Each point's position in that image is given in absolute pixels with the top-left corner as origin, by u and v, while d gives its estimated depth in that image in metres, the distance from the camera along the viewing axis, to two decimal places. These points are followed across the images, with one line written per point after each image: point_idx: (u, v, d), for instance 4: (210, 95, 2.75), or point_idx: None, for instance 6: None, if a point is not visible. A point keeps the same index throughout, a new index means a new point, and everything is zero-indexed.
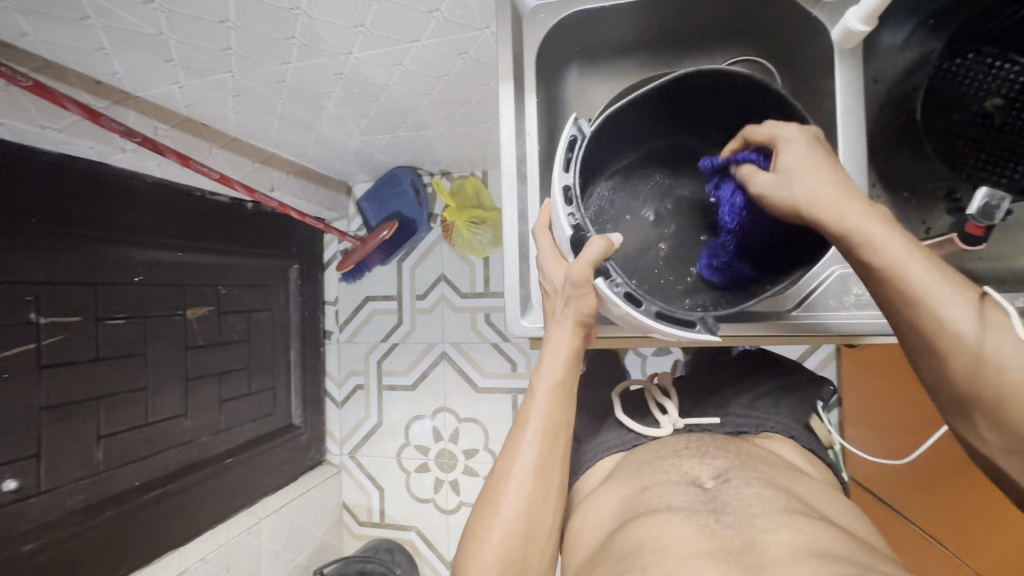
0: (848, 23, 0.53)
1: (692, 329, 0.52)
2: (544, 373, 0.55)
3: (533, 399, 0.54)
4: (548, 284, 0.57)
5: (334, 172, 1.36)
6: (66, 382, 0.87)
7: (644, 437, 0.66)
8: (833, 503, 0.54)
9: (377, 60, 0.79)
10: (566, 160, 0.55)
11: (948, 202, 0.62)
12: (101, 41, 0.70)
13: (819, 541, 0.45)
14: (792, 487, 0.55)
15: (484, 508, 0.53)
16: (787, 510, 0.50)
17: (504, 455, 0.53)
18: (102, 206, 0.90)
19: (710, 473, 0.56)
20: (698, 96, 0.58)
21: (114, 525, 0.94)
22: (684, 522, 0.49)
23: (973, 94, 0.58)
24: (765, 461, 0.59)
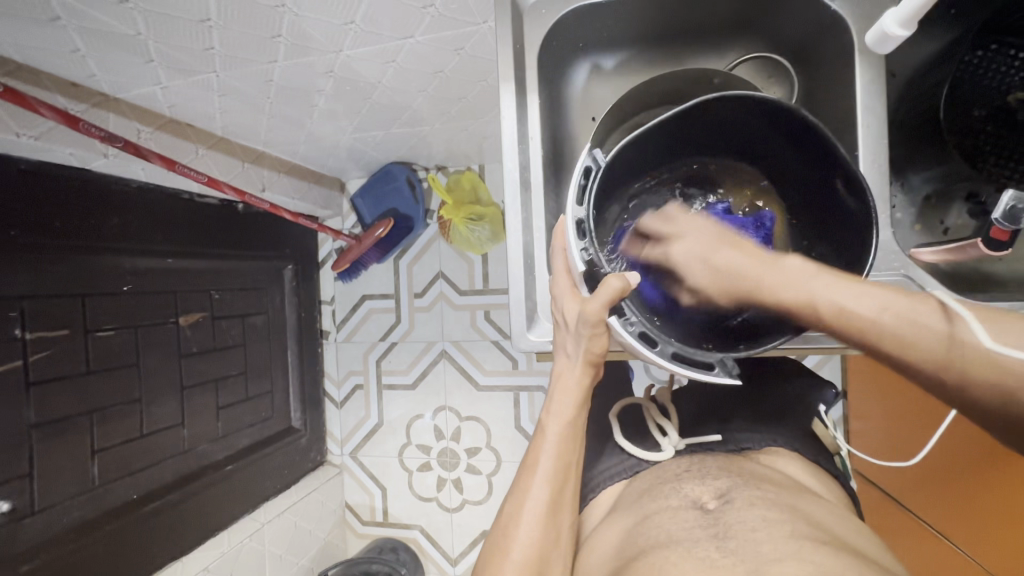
0: (885, 26, 0.49)
1: (711, 371, 0.50)
2: (554, 413, 0.56)
3: (544, 440, 0.56)
4: (559, 314, 0.56)
5: (326, 169, 1.32)
6: (56, 399, 0.84)
7: (647, 462, 0.65)
8: (841, 520, 0.53)
9: (368, 57, 0.76)
10: (579, 191, 0.52)
11: (970, 203, 0.59)
12: (75, 42, 0.66)
13: (830, 565, 0.42)
14: (799, 505, 0.53)
15: (494, 546, 0.55)
16: (794, 535, 0.47)
17: (515, 492, 0.56)
18: (84, 215, 0.87)
19: (712, 494, 0.55)
20: (721, 117, 0.53)
21: (114, 539, 0.92)
22: (684, 560, 0.47)
23: (995, 87, 0.57)
24: (769, 480, 0.57)
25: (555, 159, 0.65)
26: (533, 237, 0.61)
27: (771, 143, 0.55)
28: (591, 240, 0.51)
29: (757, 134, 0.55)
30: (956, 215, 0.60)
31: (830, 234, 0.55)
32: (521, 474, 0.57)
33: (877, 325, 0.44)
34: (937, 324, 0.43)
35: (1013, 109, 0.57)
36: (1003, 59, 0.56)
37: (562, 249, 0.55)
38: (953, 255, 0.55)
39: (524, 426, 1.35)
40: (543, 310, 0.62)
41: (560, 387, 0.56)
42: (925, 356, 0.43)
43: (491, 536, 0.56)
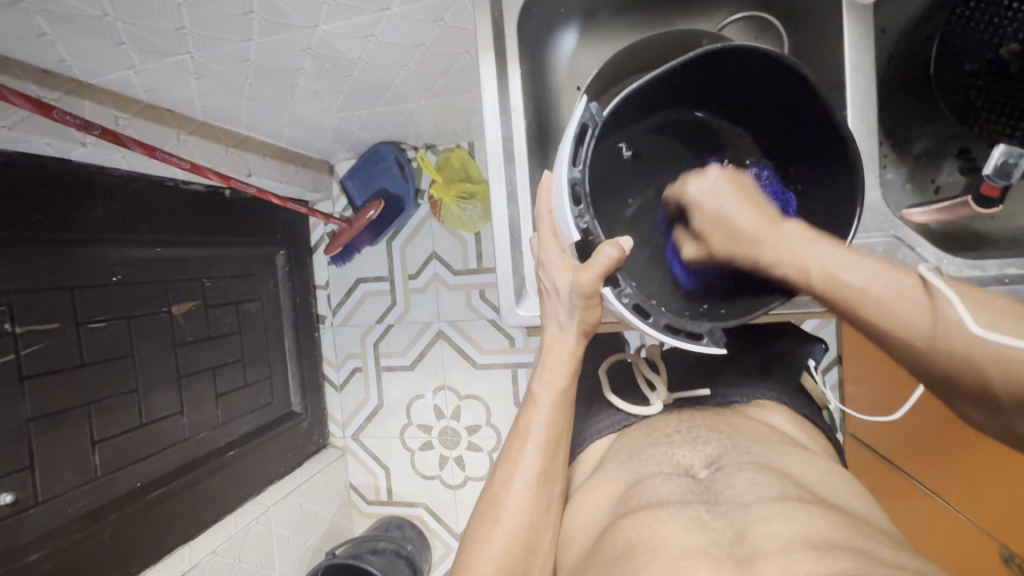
0: None
1: (700, 342, 0.51)
2: (545, 382, 0.56)
3: (536, 409, 0.55)
4: (549, 283, 0.55)
5: (313, 151, 1.30)
6: (52, 392, 0.85)
7: (634, 416, 0.65)
8: (830, 478, 0.53)
9: (345, 32, 0.73)
10: (574, 152, 0.50)
11: (960, 159, 0.59)
12: (41, 27, 0.64)
13: (817, 530, 0.44)
14: (788, 468, 0.53)
15: (485, 517, 0.54)
16: (784, 497, 0.48)
17: (505, 462, 0.56)
18: (68, 206, 0.85)
19: (703, 463, 0.56)
20: (708, 68, 0.52)
21: (120, 527, 0.94)
22: (675, 519, 0.48)
23: (988, 39, 0.54)
24: (759, 439, 0.58)
25: (540, 129, 0.64)
26: (519, 210, 0.61)
27: (759, 91, 0.54)
28: (588, 207, 0.50)
29: (743, 85, 0.54)
30: (948, 174, 0.59)
31: (820, 191, 0.53)
32: (511, 442, 0.56)
33: (866, 294, 0.45)
34: (918, 297, 0.44)
35: (1007, 61, 0.54)
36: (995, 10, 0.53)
37: (550, 212, 0.54)
38: (944, 216, 0.55)
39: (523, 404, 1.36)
40: (530, 283, 0.62)
41: (552, 357, 0.56)
42: (907, 328, 0.43)
43: (481, 504, 0.56)
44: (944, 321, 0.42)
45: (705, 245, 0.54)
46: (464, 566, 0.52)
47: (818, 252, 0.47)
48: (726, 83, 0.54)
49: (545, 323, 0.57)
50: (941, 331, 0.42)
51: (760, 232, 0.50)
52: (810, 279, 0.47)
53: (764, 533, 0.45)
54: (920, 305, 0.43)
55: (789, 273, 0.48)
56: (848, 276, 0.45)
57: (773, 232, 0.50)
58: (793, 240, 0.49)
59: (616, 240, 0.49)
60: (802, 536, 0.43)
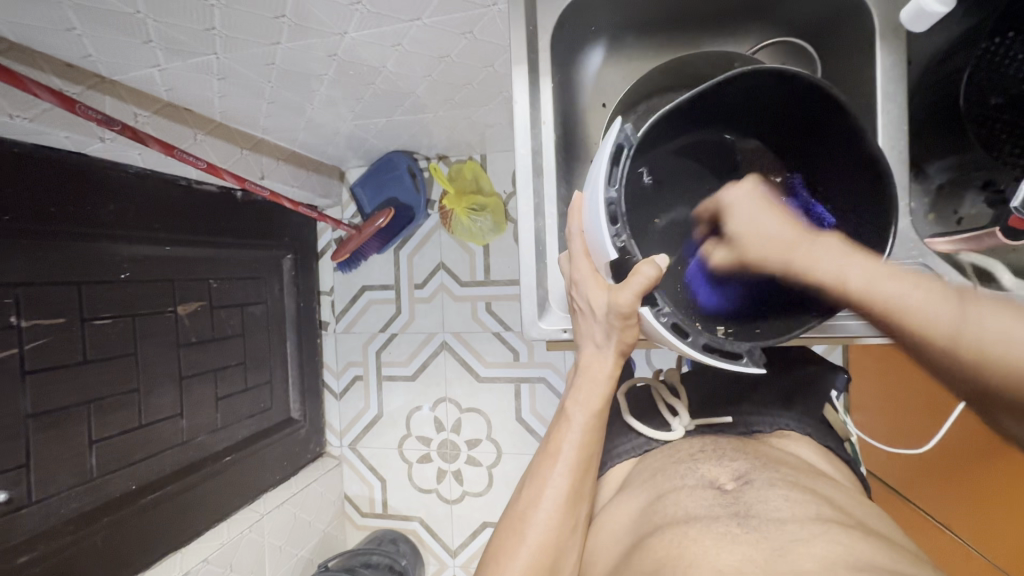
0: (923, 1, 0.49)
1: (738, 361, 0.50)
2: (580, 403, 0.55)
3: (569, 428, 0.55)
4: (584, 304, 0.54)
5: (326, 158, 1.30)
6: (53, 388, 0.83)
7: (657, 441, 0.64)
8: (857, 503, 0.53)
9: (371, 39, 0.73)
10: (610, 172, 0.51)
11: (988, 191, 0.58)
12: (71, 21, 0.64)
13: (855, 551, 0.43)
14: (817, 488, 0.53)
15: (510, 534, 0.54)
16: (819, 515, 0.48)
17: (533, 479, 0.55)
18: (79, 200, 0.85)
19: (730, 475, 0.55)
20: (749, 94, 0.53)
21: (113, 530, 0.91)
22: (704, 536, 0.48)
23: (1013, 73, 0.53)
24: (785, 463, 0.57)
25: (565, 143, 0.64)
26: (546, 223, 0.61)
27: (795, 116, 0.54)
28: (625, 226, 0.49)
29: (781, 113, 0.55)
30: (972, 205, 0.59)
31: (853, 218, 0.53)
32: (539, 459, 0.56)
33: (903, 302, 0.44)
34: (948, 303, 0.42)
35: None
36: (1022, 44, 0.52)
37: (581, 233, 0.54)
38: (972, 246, 0.56)
39: (525, 418, 1.34)
40: (555, 298, 0.61)
41: (588, 378, 0.55)
42: (933, 330, 0.41)
43: (505, 519, 0.56)
44: (967, 323, 0.40)
45: (736, 253, 0.55)
46: None
47: (852, 260, 0.49)
48: (763, 103, 0.54)
49: (579, 345, 0.57)
50: (966, 332, 0.39)
51: (799, 243, 0.52)
52: (850, 288, 0.48)
53: (803, 553, 0.43)
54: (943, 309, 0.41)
55: (824, 277, 0.50)
56: (897, 287, 0.45)
57: (808, 240, 0.52)
58: (827, 249, 0.51)
59: (651, 258, 0.49)
60: (840, 558, 0.42)
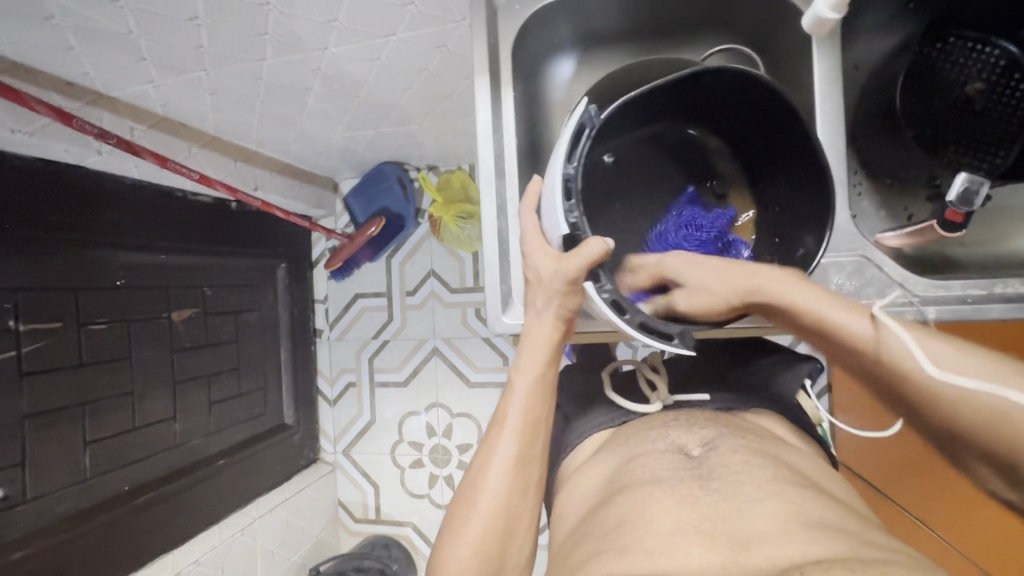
0: (818, 11, 0.53)
1: (670, 342, 0.53)
2: (523, 368, 0.57)
3: (512, 394, 0.57)
4: (533, 273, 0.57)
5: (319, 169, 1.34)
6: (49, 390, 0.86)
7: (633, 414, 0.67)
8: (818, 470, 0.56)
9: (350, 54, 0.77)
10: (570, 151, 0.53)
11: (930, 187, 0.62)
12: (69, 41, 0.68)
13: (810, 511, 0.47)
14: (780, 455, 0.56)
15: (463, 502, 0.55)
16: (777, 480, 0.51)
17: (483, 446, 0.57)
18: (78, 210, 0.89)
19: (697, 441, 0.57)
20: (705, 91, 0.56)
21: (105, 530, 0.94)
22: (668, 497, 0.51)
23: (956, 78, 0.60)
24: (753, 431, 0.60)
25: (529, 147, 0.67)
26: (508, 223, 0.64)
27: (741, 114, 0.58)
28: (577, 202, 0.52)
29: (735, 111, 0.58)
30: (919, 201, 0.63)
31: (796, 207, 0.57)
32: (487, 428, 0.58)
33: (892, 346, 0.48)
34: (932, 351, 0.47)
35: (971, 99, 0.60)
36: (959, 52, 0.60)
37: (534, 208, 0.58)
38: (914, 240, 0.57)
39: None
40: (518, 294, 0.64)
41: (529, 345, 0.57)
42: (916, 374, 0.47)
43: (459, 490, 0.57)
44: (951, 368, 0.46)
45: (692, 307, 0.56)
46: (444, 554, 0.53)
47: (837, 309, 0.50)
48: (717, 101, 0.58)
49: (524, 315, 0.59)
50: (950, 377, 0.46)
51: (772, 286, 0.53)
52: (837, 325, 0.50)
53: (758, 516, 0.47)
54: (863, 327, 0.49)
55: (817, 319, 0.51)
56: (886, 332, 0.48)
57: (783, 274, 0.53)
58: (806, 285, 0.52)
59: (601, 236, 0.51)
60: (794, 516, 0.46)
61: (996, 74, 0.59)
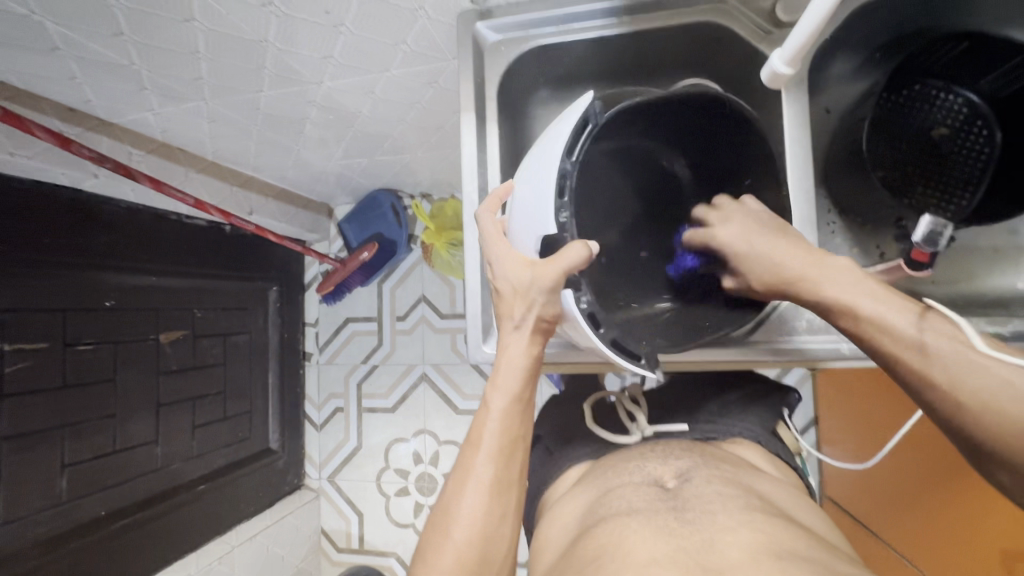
0: (774, 65, 0.53)
1: (637, 362, 0.53)
2: (500, 386, 0.54)
3: (489, 414, 0.54)
4: (505, 283, 0.54)
5: (314, 195, 1.37)
6: (29, 411, 0.85)
7: (614, 444, 0.68)
8: (793, 499, 0.57)
9: (345, 88, 0.80)
10: (570, 144, 0.53)
11: (897, 227, 0.65)
12: (72, 71, 0.71)
13: (776, 538, 0.47)
14: (754, 487, 0.56)
15: (436, 530, 0.52)
16: (747, 508, 0.51)
17: (457, 471, 0.53)
18: (72, 232, 0.90)
19: (673, 473, 0.58)
20: (684, 120, 0.59)
21: (78, 556, 0.92)
22: (643, 524, 0.51)
23: (924, 122, 0.63)
24: (726, 461, 0.61)
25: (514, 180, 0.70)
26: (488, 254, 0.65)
27: (708, 138, 0.60)
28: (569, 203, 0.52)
29: (708, 143, 0.62)
30: (888, 241, 0.65)
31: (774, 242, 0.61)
32: (461, 449, 0.55)
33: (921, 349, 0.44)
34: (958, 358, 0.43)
35: (937, 143, 0.63)
36: (924, 99, 0.63)
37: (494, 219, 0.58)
38: (887, 278, 0.59)
39: None
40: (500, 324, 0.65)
41: (506, 360, 0.54)
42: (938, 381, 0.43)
43: (431, 518, 0.54)
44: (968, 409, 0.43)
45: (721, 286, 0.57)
46: None
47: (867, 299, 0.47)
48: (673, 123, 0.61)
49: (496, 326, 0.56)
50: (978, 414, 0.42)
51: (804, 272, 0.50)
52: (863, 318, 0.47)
53: (727, 542, 0.47)
54: (907, 324, 0.45)
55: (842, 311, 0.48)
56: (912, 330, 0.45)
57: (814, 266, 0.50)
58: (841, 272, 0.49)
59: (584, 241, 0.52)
60: (763, 542, 0.46)
61: (958, 122, 0.63)
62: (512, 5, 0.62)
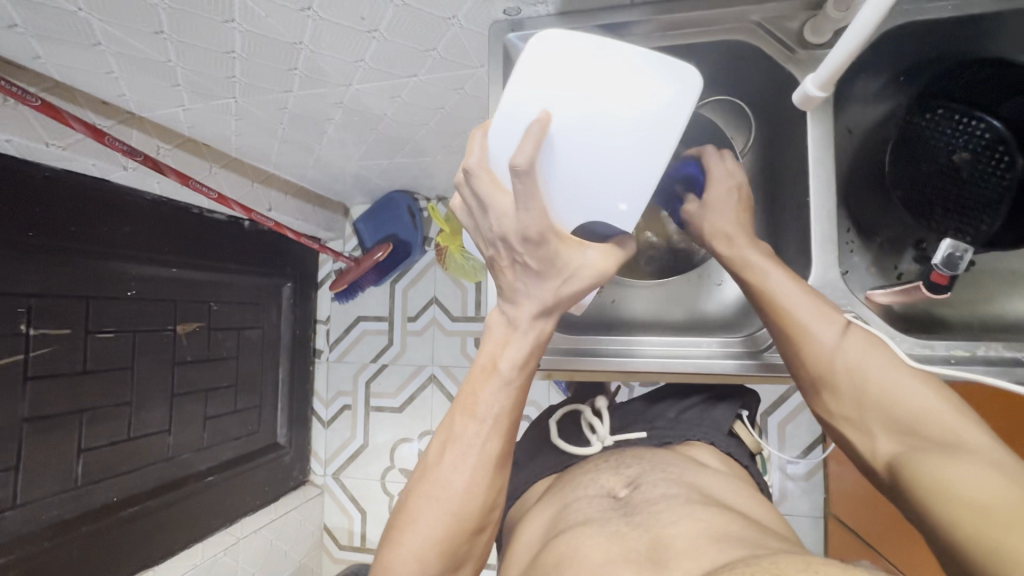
0: (806, 89, 0.52)
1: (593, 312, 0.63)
2: (507, 362, 0.54)
3: (492, 388, 0.54)
4: (544, 261, 0.51)
5: (332, 193, 1.39)
6: (51, 395, 0.87)
7: (576, 456, 0.69)
8: (749, 500, 0.57)
9: (374, 91, 0.82)
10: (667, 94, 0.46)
11: (916, 249, 0.67)
12: (110, 65, 0.73)
13: (715, 524, 0.48)
14: (701, 483, 0.57)
15: (423, 493, 0.53)
16: (689, 501, 0.53)
17: (452, 439, 0.54)
18: (99, 221, 0.92)
19: (624, 483, 0.59)
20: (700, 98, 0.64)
21: (89, 541, 0.93)
22: (597, 534, 0.51)
23: (942, 146, 0.63)
24: (674, 462, 0.61)
25: None
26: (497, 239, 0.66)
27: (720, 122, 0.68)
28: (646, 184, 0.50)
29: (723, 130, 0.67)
30: (908, 262, 0.67)
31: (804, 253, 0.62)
32: (457, 417, 0.54)
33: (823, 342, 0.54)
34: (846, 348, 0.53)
35: (958, 167, 0.62)
36: (945, 121, 0.62)
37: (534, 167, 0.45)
38: (904, 297, 0.60)
39: None
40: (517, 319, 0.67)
41: (514, 340, 0.54)
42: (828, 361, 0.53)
43: (415, 480, 0.55)
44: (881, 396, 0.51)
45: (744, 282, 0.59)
46: (397, 546, 0.51)
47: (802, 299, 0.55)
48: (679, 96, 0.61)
49: (514, 302, 0.55)
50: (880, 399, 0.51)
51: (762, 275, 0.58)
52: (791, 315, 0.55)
53: (672, 537, 0.48)
54: (833, 333, 0.54)
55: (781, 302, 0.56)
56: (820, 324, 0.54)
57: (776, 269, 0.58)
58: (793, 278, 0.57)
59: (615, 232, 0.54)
60: (703, 529, 0.47)
61: (981, 145, 0.61)
62: (543, 17, 0.62)
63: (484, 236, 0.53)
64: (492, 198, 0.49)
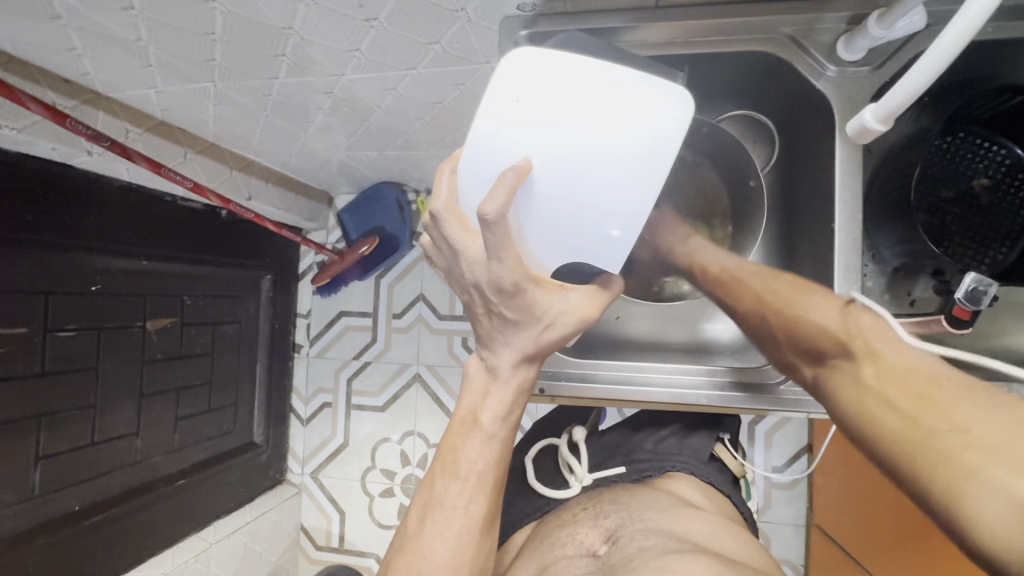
0: (864, 121, 0.51)
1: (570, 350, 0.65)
2: (490, 416, 0.53)
3: (475, 443, 0.53)
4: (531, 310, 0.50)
5: (316, 182, 1.32)
6: (5, 401, 0.80)
7: (555, 501, 0.67)
8: (738, 543, 0.55)
9: (368, 82, 0.76)
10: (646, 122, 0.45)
11: (936, 280, 0.65)
12: (73, 42, 0.65)
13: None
14: (684, 531, 0.55)
15: (408, 561, 0.52)
16: (669, 551, 0.51)
17: (435, 504, 0.53)
18: (60, 211, 0.84)
19: (602, 538, 0.58)
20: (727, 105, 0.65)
21: (48, 553, 0.87)
22: None
23: (965, 171, 0.62)
24: (656, 507, 0.60)
25: None
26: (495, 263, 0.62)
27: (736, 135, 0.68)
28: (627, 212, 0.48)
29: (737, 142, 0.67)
30: (924, 288, 0.66)
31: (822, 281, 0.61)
32: (440, 479, 0.53)
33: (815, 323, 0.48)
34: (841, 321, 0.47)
35: (977, 194, 0.62)
36: (968, 147, 0.62)
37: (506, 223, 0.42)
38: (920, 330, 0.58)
39: None
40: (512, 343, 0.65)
41: (496, 392, 0.54)
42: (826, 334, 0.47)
43: (398, 549, 0.53)
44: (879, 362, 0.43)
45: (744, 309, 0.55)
46: None
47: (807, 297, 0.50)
48: None
49: (490, 348, 0.53)
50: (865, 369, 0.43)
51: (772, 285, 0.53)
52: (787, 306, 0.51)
53: None
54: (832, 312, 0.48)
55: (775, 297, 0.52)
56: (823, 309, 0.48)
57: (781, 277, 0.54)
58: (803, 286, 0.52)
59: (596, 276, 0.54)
60: None
61: (1003, 172, 0.61)
62: (557, 14, 0.58)
63: (458, 284, 0.50)
64: (461, 244, 0.46)
